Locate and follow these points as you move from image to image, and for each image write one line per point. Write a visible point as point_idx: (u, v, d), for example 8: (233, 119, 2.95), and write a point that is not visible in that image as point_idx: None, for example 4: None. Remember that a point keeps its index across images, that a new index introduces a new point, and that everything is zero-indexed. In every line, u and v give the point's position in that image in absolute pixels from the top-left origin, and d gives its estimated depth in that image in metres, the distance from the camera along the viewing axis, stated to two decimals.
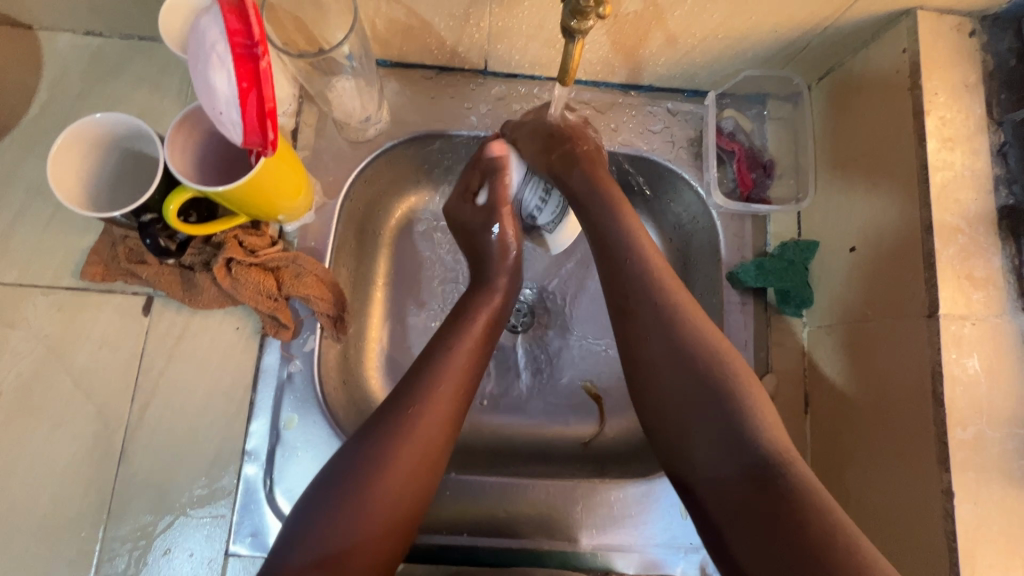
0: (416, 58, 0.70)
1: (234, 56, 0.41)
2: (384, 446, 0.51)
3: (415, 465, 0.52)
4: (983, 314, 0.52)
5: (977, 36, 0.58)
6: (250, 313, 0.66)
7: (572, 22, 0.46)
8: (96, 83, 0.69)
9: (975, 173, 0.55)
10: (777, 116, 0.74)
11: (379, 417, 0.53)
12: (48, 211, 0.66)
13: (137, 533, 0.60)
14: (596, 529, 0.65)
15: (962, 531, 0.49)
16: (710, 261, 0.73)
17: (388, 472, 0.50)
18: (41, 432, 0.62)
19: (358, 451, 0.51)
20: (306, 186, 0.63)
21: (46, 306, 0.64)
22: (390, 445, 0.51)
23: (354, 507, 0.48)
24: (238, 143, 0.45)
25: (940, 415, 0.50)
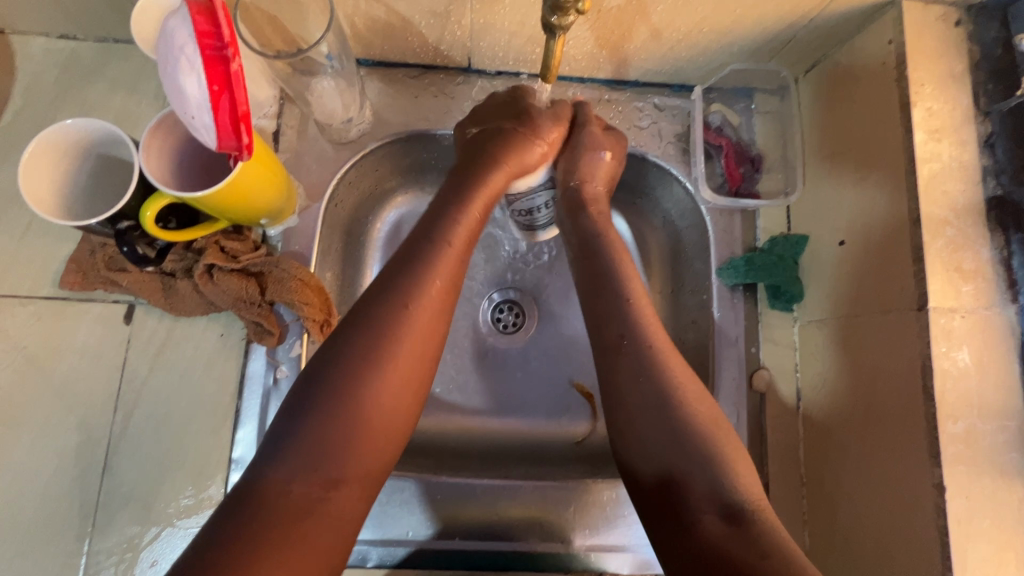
0: (399, 57, 0.68)
1: (204, 58, 0.40)
2: (369, 362, 0.49)
3: (401, 374, 0.50)
4: (972, 306, 0.52)
5: (962, 26, 0.57)
6: (234, 320, 0.65)
7: (552, 18, 0.45)
8: (72, 88, 0.67)
9: (962, 164, 0.54)
10: (765, 109, 0.73)
11: (356, 334, 0.50)
12: (25, 220, 0.65)
13: (123, 546, 0.59)
14: (589, 530, 0.65)
15: (954, 524, 0.48)
16: (700, 257, 0.72)
17: (374, 395, 0.48)
18: (22, 444, 0.60)
19: (341, 360, 0.49)
20: (288, 189, 0.62)
21: (25, 316, 0.63)
22: (373, 363, 0.49)
23: (332, 432, 0.47)
24: (212, 147, 0.44)
25: (930, 409, 0.50)
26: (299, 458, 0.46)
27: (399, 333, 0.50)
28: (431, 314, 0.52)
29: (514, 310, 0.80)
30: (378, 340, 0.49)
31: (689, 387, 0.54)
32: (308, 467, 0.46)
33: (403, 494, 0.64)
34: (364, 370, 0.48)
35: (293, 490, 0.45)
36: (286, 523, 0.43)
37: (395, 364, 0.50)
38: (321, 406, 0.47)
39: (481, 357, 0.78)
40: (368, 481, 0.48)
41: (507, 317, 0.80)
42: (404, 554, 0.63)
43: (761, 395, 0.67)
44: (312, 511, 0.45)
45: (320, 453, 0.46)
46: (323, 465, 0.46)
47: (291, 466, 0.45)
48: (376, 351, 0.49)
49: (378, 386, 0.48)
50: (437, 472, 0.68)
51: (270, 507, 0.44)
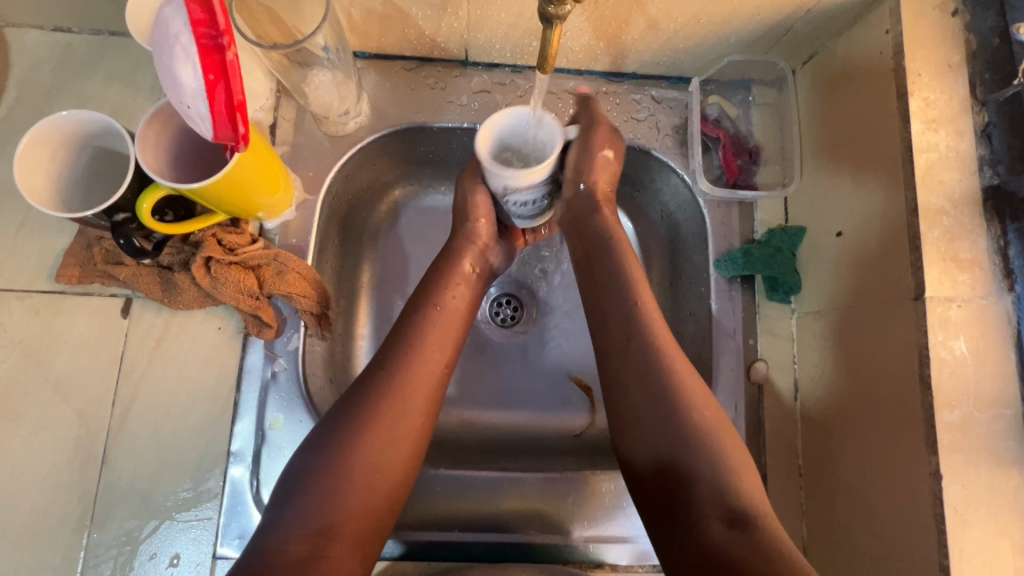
0: (396, 49, 0.68)
1: (199, 47, 0.40)
2: (367, 423, 0.52)
3: (398, 435, 0.53)
4: (969, 295, 0.52)
5: (959, 16, 0.57)
6: (232, 313, 0.64)
7: (549, 8, 0.45)
8: (67, 81, 0.67)
9: (959, 154, 0.54)
10: (763, 101, 0.73)
11: (358, 399, 0.54)
12: (21, 212, 0.64)
13: (122, 539, 0.59)
14: (588, 521, 0.65)
15: (950, 512, 0.48)
16: (698, 250, 0.73)
17: (367, 460, 0.51)
18: (21, 438, 0.60)
19: (341, 422, 0.53)
20: (284, 182, 0.61)
21: (22, 310, 0.63)
22: (371, 425, 0.52)
23: (328, 486, 0.50)
24: (208, 137, 0.44)
25: (927, 398, 0.50)
26: (297, 516, 0.48)
27: (391, 403, 0.54)
28: (424, 388, 0.56)
29: (513, 303, 0.80)
30: (373, 409, 0.53)
31: (687, 378, 0.54)
32: (305, 525, 0.48)
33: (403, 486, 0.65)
34: (361, 425, 0.52)
35: (290, 550, 0.47)
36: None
37: (390, 430, 0.53)
38: (320, 470, 0.50)
39: (479, 351, 0.78)
40: (360, 538, 0.50)
41: (506, 310, 0.80)
42: (403, 546, 0.63)
43: (759, 386, 0.68)
44: (310, 567, 0.46)
45: (318, 502, 0.49)
46: (319, 525, 0.48)
47: (289, 526, 0.48)
48: (371, 419, 0.53)
49: (371, 451, 0.52)
50: (436, 464, 0.68)
51: (269, 565, 0.46)
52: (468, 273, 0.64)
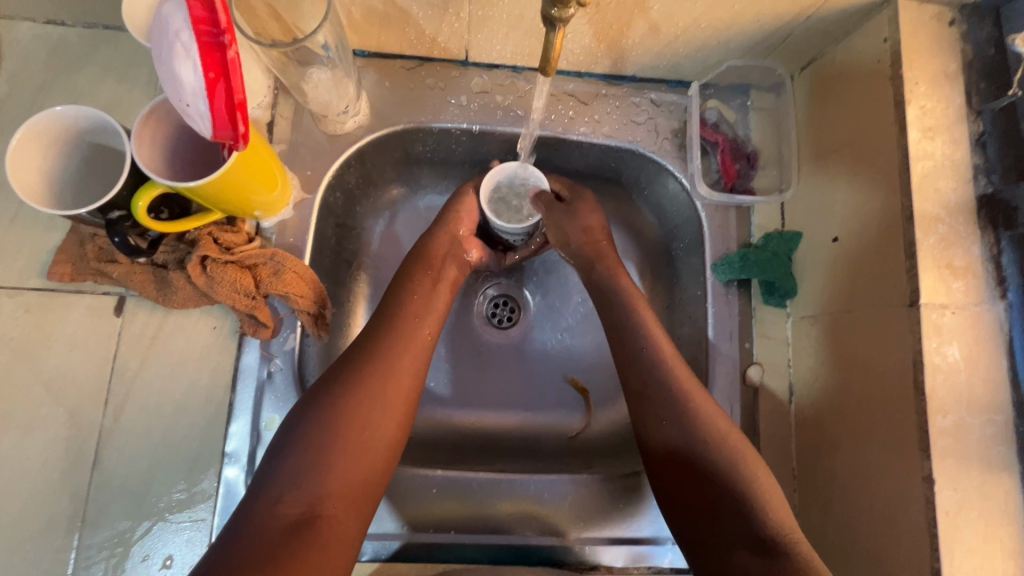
0: (396, 48, 0.68)
1: (200, 45, 0.39)
2: (356, 388, 0.53)
3: (388, 401, 0.53)
4: (962, 302, 0.53)
5: (956, 25, 0.58)
6: (227, 312, 0.64)
7: (552, 11, 0.45)
8: (60, 76, 0.66)
9: (955, 162, 0.55)
10: (760, 106, 0.74)
11: (346, 368, 0.54)
12: (12, 208, 0.63)
13: (113, 540, 0.59)
14: (584, 524, 0.65)
15: (943, 516, 0.49)
16: (695, 254, 0.73)
17: (356, 421, 0.51)
18: (10, 437, 0.59)
19: (330, 388, 0.53)
20: (281, 179, 0.61)
21: (13, 307, 0.62)
22: (361, 389, 0.53)
23: (319, 449, 0.49)
24: (208, 136, 0.43)
25: (921, 404, 0.51)
26: (290, 476, 0.48)
27: (378, 367, 0.54)
28: (410, 354, 0.57)
29: (510, 304, 0.80)
30: (360, 374, 0.53)
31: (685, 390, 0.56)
32: (297, 485, 0.48)
33: (398, 489, 0.64)
34: (351, 389, 0.52)
35: (283, 511, 0.46)
36: (276, 540, 0.45)
37: (378, 393, 0.53)
38: (309, 432, 0.50)
39: (476, 353, 0.78)
40: (354, 500, 0.50)
41: (502, 311, 0.80)
42: (397, 547, 0.63)
43: (754, 390, 0.68)
44: (304, 530, 0.46)
45: (310, 466, 0.48)
46: (312, 486, 0.48)
47: (281, 486, 0.48)
48: (360, 384, 0.53)
49: (361, 413, 0.52)
50: (432, 465, 0.68)
51: (262, 528, 0.45)
52: (448, 260, 0.66)
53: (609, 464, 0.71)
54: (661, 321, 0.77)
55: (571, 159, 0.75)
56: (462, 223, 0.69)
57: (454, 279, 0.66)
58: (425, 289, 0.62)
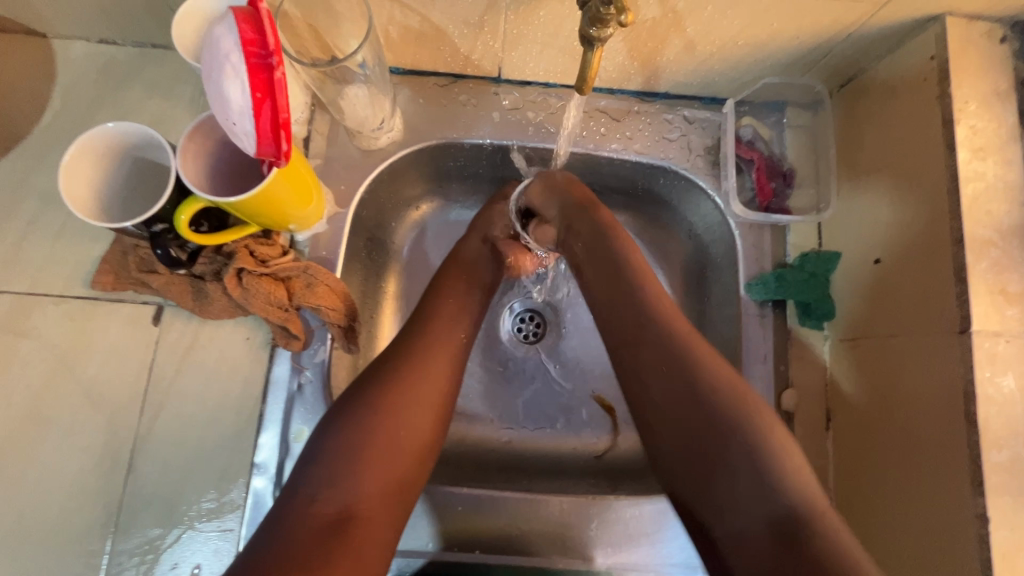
0: (430, 66, 0.69)
1: (249, 66, 0.40)
2: (393, 388, 0.52)
3: (424, 402, 0.53)
4: (1018, 330, 0.50)
5: (1008, 43, 0.56)
6: (260, 324, 0.65)
7: (591, 30, 0.46)
8: (109, 91, 0.69)
9: (1008, 184, 0.53)
10: (797, 123, 0.72)
11: (383, 369, 0.54)
12: (60, 219, 0.66)
13: (144, 547, 0.59)
14: (611, 548, 0.63)
15: (998, 557, 0.46)
16: (728, 273, 0.71)
17: (393, 420, 0.51)
18: (50, 441, 0.61)
19: (366, 387, 0.52)
20: (317, 194, 0.62)
21: (57, 315, 0.63)
22: (398, 389, 0.52)
23: (354, 449, 0.49)
24: (251, 153, 0.44)
25: (973, 436, 0.48)
26: (326, 476, 0.48)
27: (415, 368, 0.54)
28: (442, 355, 0.56)
29: (536, 320, 0.80)
30: (396, 373, 0.53)
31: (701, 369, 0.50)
32: (332, 487, 0.47)
33: (423, 505, 0.63)
34: (389, 389, 0.52)
35: (319, 510, 0.46)
36: (311, 541, 0.44)
37: (413, 393, 0.53)
38: (345, 432, 0.50)
39: (502, 369, 0.77)
40: (387, 503, 0.49)
41: (529, 326, 0.79)
42: (421, 564, 0.62)
43: (789, 414, 0.65)
44: (340, 531, 0.46)
45: (345, 470, 0.48)
46: (347, 489, 0.48)
47: (317, 487, 0.47)
48: (396, 384, 0.53)
49: (396, 412, 0.51)
50: (458, 483, 0.67)
51: (300, 527, 0.45)
52: (477, 262, 0.67)
53: (636, 487, 0.70)
54: None
55: (601, 175, 0.75)
56: (494, 226, 0.70)
57: (484, 279, 0.66)
58: (457, 298, 0.62)
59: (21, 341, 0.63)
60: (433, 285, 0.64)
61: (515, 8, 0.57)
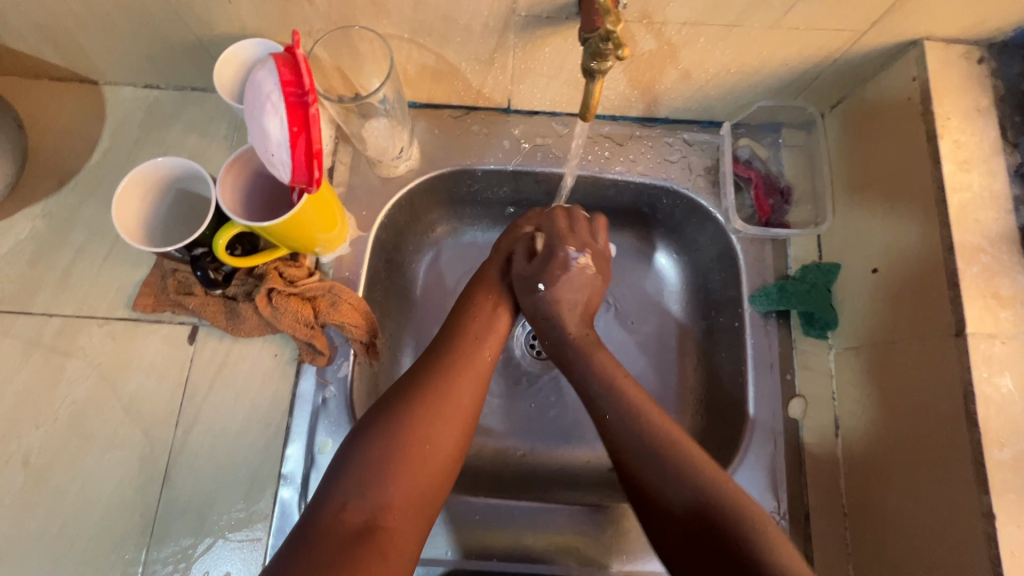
0: (445, 99, 0.74)
1: (287, 104, 0.45)
2: (422, 402, 0.55)
3: (451, 417, 0.56)
4: (1012, 332, 0.52)
5: (985, 63, 0.59)
6: (287, 341, 0.69)
7: (592, 64, 0.50)
8: (153, 130, 0.75)
9: (993, 193, 0.56)
10: (792, 143, 0.76)
11: (414, 384, 0.57)
12: (106, 247, 0.71)
13: (177, 556, 0.62)
14: (626, 555, 0.64)
15: (1006, 554, 0.47)
16: (732, 285, 0.74)
17: (421, 434, 0.54)
18: (92, 454, 0.65)
19: (398, 399, 0.56)
20: (341, 219, 0.67)
21: (101, 335, 0.68)
22: (426, 404, 0.55)
23: (384, 460, 0.52)
24: (286, 181, 0.49)
25: (975, 435, 0.50)
26: (355, 485, 0.51)
27: (443, 384, 0.57)
28: (470, 374, 0.60)
29: None
30: (425, 389, 0.57)
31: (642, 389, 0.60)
32: (361, 497, 0.50)
33: (443, 514, 0.66)
34: (417, 404, 0.55)
35: (347, 518, 0.49)
36: (338, 545, 0.47)
37: (440, 408, 0.56)
38: (375, 442, 0.53)
39: (517, 384, 0.80)
40: (411, 514, 0.52)
41: None
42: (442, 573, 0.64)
43: (798, 422, 0.67)
44: (366, 538, 0.48)
45: (373, 480, 0.51)
46: (375, 498, 0.50)
47: (347, 494, 0.50)
48: (424, 399, 0.56)
49: (423, 426, 0.54)
50: (476, 493, 0.69)
51: (329, 533, 0.48)
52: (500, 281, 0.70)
53: None
54: (700, 351, 0.78)
55: (608, 196, 0.79)
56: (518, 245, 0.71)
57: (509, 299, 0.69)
58: (483, 319, 0.65)
59: (68, 360, 0.67)
60: (461, 304, 0.67)
61: (523, 45, 0.62)
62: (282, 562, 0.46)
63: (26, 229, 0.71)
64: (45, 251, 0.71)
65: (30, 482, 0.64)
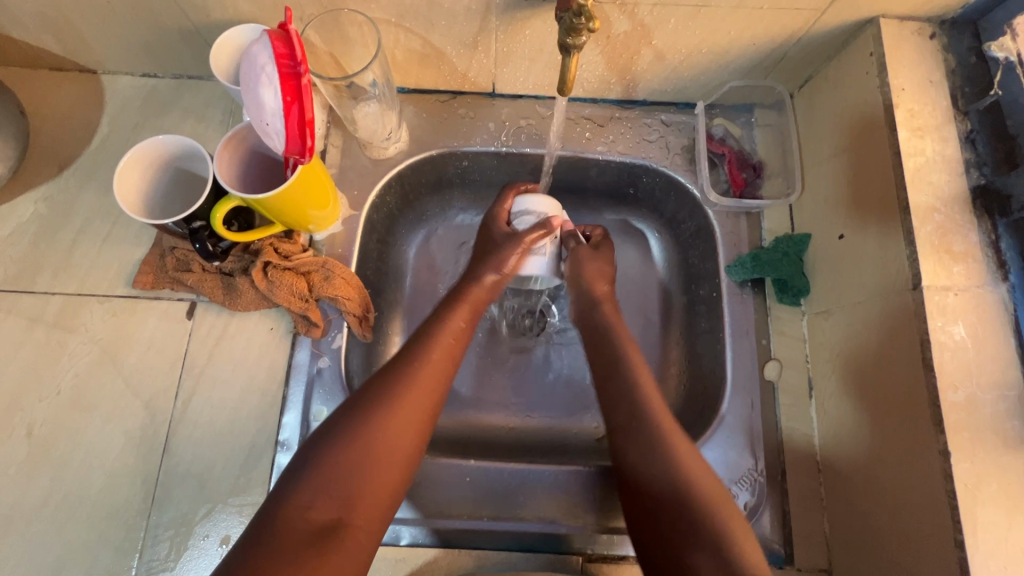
0: (432, 84, 0.78)
1: (281, 75, 0.48)
2: (390, 399, 0.55)
3: (420, 413, 0.56)
4: (964, 284, 0.55)
5: (937, 38, 0.63)
6: (282, 315, 0.71)
7: (568, 39, 0.54)
8: (150, 117, 0.78)
9: (945, 158, 0.59)
10: (764, 122, 0.80)
11: (383, 379, 0.56)
12: (106, 228, 0.74)
13: (178, 521, 0.64)
14: (612, 513, 0.67)
15: (962, 488, 0.50)
16: (710, 258, 0.78)
17: (389, 430, 0.54)
18: (94, 426, 0.67)
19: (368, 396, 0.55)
20: (334, 197, 0.70)
21: (102, 312, 0.71)
22: (394, 402, 0.55)
23: (350, 459, 0.52)
24: (280, 150, 0.52)
25: (931, 380, 0.53)
26: (320, 485, 0.51)
27: (410, 380, 0.57)
28: (439, 368, 0.59)
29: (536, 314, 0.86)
30: (393, 385, 0.56)
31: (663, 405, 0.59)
32: (326, 496, 0.50)
33: (435, 478, 0.68)
34: (385, 401, 0.55)
35: (312, 517, 0.49)
36: (300, 544, 0.48)
37: (406, 405, 0.55)
38: (342, 442, 0.52)
39: (505, 359, 0.83)
40: (376, 511, 0.52)
41: (529, 321, 0.85)
42: (435, 534, 0.66)
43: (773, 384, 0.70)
44: (329, 537, 0.49)
45: (339, 480, 0.51)
46: (339, 497, 0.51)
47: (311, 494, 0.50)
48: (393, 393, 0.56)
49: (390, 425, 0.54)
50: (467, 458, 0.72)
51: (291, 530, 0.48)
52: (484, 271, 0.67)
53: None
54: (680, 322, 0.81)
55: (591, 176, 0.82)
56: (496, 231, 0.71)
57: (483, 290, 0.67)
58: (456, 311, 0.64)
59: (69, 336, 0.69)
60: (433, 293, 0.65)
61: (504, 28, 0.66)
62: (244, 560, 0.46)
63: (28, 212, 0.74)
64: (47, 233, 0.73)
65: (34, 453, 0.66)
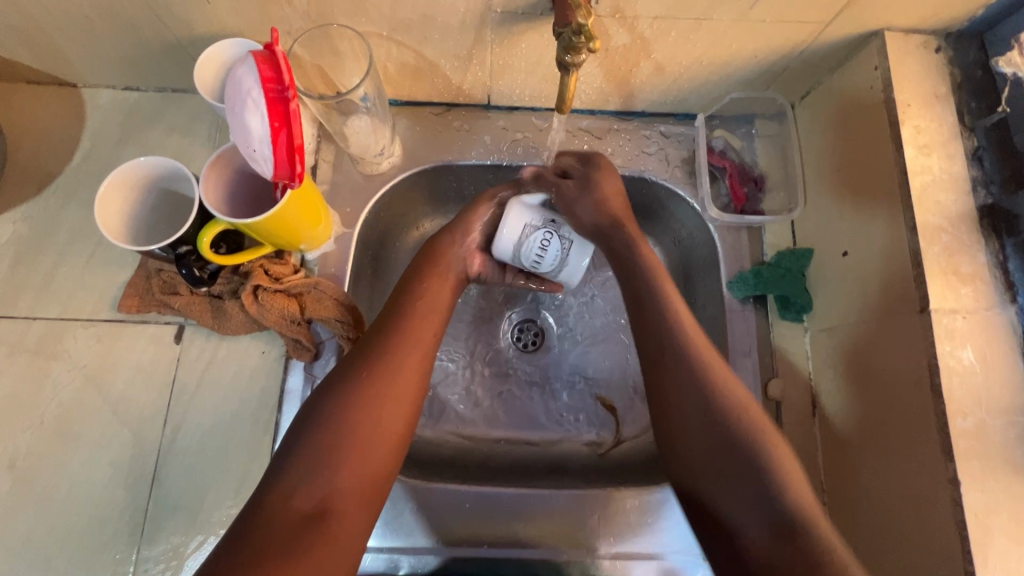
0: (425, 97, 0.75)
1: (268, 100, 0.46)
2: (370, 380, 0.54)
3: (401, 391, 0.54)
4: (972, 307, 0.54)
5: (942, 52, 0.62)
6: (274, 338, 0.69)
7: (566, 57, 0.52)
8: (134, 132, 0.75)
9: (952, 175, 0.58)
10: (765, 133, 0.78)
11: (362, 363, 0.55)
12: (89, 249, 0.71)
13: (168, 554, 0.62)
14: (614, 538, 0.66)
15: (971, 517, 0.49)
16: (711, 273, 0.76)
17: (370, 410, 0.52)
18: (80, 456, 0.65)
19: (346, 380, 0.54)
20: (325, 216, 0.67)
21: (86, 337, 0.68)
22: (372, 384, 0.53)
23: (333, 442, 0.50)
24: (268, 176, 0.49)
25: (940, 406, 0.52)
26: (304, 472, 0.49)
27: (389, 360, 0.55)
28: (417, 348, 0.57)
29: (535, 329, 0.84)
30: (369, 366, 0.54)
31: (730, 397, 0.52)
32: (311, 482, 0.48)
33: (433, 504, 0.67)
34: (364, 383, 0.53)
35: (296, 506, 0.47)
36: (284, 536, 0.46)
37: (387, 385, 0.54)
38: (321, 428, 0.51)
39: (505, 377, 0.81)
40: (364, 498, 0.50)
41: (527, 336, 0.83)
42: (434, 561, 0.65)
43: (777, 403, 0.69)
44: (316, 525, 0.47)
45: (322, 465, 0.49)
46: (321, 486, 0.49)
47: (291, 483, 0.48)
48: (374, 375, 0.54)
49: (372, 406, 0.52)
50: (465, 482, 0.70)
51: (273, 522, 0.46)
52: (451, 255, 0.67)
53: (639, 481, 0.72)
54: None
55: None
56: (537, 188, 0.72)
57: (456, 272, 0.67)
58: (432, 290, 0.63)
59: (53, 363, 0.67)
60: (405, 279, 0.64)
61: (500, 41, 0.63)
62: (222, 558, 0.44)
63: (7, 233, 0.71)
64: (27, 255, 0.70)
65: (17, 485, 0.63)
